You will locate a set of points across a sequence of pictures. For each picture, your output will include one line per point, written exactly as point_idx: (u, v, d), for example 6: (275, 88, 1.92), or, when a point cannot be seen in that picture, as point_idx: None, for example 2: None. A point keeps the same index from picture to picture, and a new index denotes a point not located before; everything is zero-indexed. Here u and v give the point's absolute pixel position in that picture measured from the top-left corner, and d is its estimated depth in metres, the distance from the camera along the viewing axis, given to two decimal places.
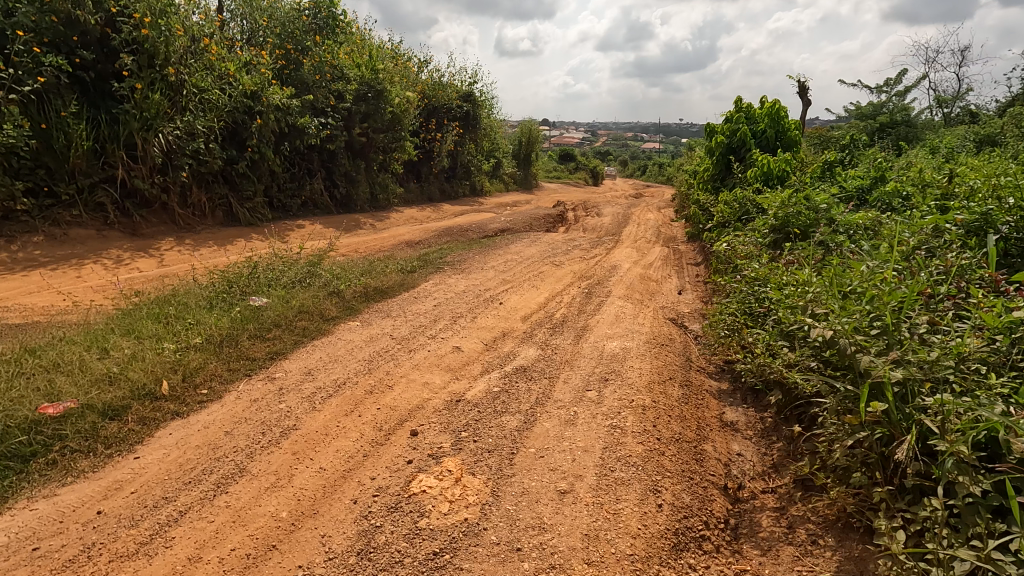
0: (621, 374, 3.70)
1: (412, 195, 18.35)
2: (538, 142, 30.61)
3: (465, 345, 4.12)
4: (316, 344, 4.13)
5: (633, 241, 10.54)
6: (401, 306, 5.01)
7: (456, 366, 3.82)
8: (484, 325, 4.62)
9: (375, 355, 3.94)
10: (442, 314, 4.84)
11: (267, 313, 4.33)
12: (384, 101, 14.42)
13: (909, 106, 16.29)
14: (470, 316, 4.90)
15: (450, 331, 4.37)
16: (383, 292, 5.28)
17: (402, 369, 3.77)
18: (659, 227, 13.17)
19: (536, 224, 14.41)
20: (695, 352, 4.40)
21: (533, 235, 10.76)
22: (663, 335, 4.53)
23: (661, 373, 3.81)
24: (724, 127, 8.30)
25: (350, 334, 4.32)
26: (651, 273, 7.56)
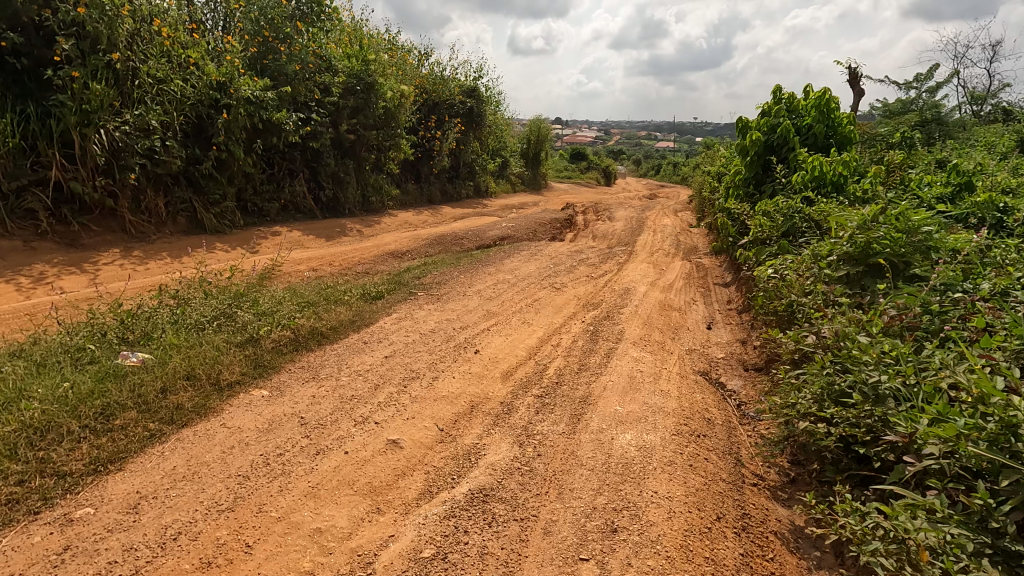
0: (641, 524, 2.39)
1: (410, 196, 17.17)
2: (547, 140, 29.27)
3: (406, 438, 2.96)
4: (179, 439, 2.97)
5: (649, 253, 9.22)
6: (340, 360, 3.77)
7: (382, 484, 2.66)
8: (446, 391, 3.38)
9: (259, 475, 2.69)
10: (393, 373, 3.60)
11: (127, 384, 3.24)
12: (375, 95, 13.19)
13: (944, 103, 14.81)
14: (432, 373, 3.65)
15: (393, 412, 3.17)
16: (318, 337, 4.07)
17: (278, 513, 2.48)
18: (678, 235, 11.83)
19: (540, 230, 13.13)
20: (745, 451, 3.07)
21: (534, 246, 9.48)
22: (696, 418, 3.25)
23: (700, 512, 2.51)
24: (760, 122, 6.95)
25: (241, 417, 3.16)
26: (672, 298, 6.27)
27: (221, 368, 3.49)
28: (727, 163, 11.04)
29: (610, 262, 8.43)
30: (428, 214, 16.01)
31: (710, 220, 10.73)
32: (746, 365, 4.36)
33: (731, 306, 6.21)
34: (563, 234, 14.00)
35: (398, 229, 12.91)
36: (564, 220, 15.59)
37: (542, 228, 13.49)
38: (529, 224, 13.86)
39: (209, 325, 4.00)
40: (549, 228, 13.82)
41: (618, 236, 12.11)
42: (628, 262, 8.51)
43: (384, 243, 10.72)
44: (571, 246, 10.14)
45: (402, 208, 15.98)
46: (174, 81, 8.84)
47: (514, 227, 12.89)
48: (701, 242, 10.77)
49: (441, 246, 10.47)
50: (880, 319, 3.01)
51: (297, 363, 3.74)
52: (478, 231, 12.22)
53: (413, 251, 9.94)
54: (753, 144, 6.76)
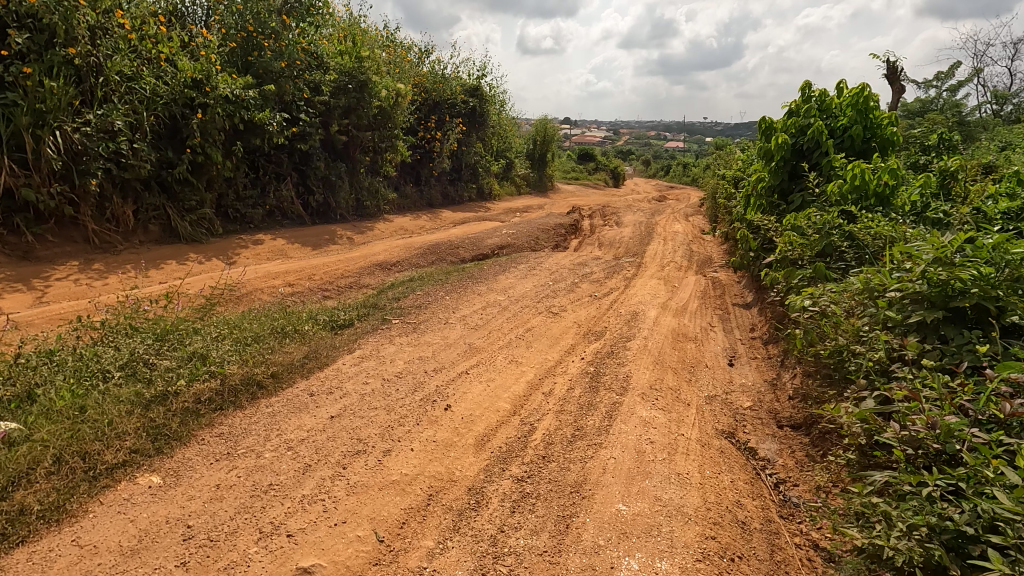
0: None
1: (409, 199, 16.49)
2: (554, 141, 28.50)
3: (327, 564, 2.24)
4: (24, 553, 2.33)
5: (659, 266, 8.41)
6: (266, 437, 3.08)
7: None
8: (391, 479, 2.70)
9: None
10: (332, 449, 2.93)
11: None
12: (368, 95, 12.48)
13: (968, 102, 13.95)
14: (384, 448, 2.91)
15: (321, 516, 2.48)
16: (238, 394, 3.42)
17: None
18: (690, 244, 11.01)
19: (543, 237, 12.35)
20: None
21: (534, 258, 8.70)
22: (722, 527, 2.46)
23: None
24: (788, 122, 6.13)
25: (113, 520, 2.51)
26: (686, 325, 5.49)
27: (93, 444, 2.87)
28: (744, 167, 10.21)
29: (616, 277, 7.64)
30: (426, 219, 15.28)
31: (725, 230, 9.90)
32: (779, 422, 3.58)
33: (754, 335, 5.41)
34: (567, 241, 13.23)
35: (392, 235, 12.20)
36: (569, 225, 14.81)
37: (544, 234, 12.72)
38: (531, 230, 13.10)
39: (98, 381, 3.37)
40: (552, 234, 13.05)
41: (627, 245, 11.31)
42: (637, 277, 7.72)
43: (374, 251, 10.01)
44: (574, 257, 9.35)
45: (400, 212, 15.27)
46: (143, 78, 8.18)
47: (515, 234, 12.14)
48: (716, 253, 9.95)
49: (434, 257, 9.75)
50: (998, 409, 2.21)
51: (205, 435, 3.10)
52: (476, 239, 11.47)
53: (403, 262, 9.23)
54: (780, 149, 5.97)
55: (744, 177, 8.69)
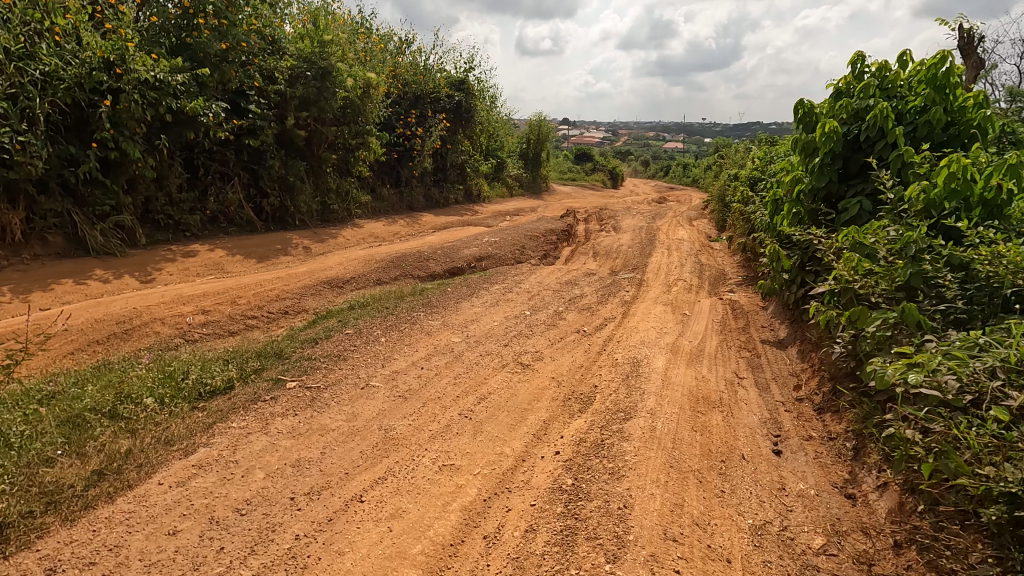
0: None
1: (387, 202, 15.04)
2: (548, 140, 27.08)
3: None
4: None
5: (666, 285, 6.92)
6: None
7: None
8: None
9: None
10: None
11: None
12: (331, 84, 11.00)
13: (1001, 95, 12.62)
14: None
15: None
16: None
17: None
18: (699, 255, 9.53)
19: (530, 246, 10.86)
20: None
21: (515, 274, 7.21)
22: None
23: None
24: (839, 104, 4.65)
25: None
26: (705, 380, 4.02)
27: None
28: (764, 167, 8.75)
29: (613, 301, 6.16)
30: (403, 224, 13.79)
31: (742, 240, 8.42)
32: None
33: (802, 396, 3.93)
34: (558, 250, 11.75)
35: (357, 244, 10.71)
36: (561, 231, 13.34)
37: (532, 242, 11.25)
38: (516, 237, 11.62)
39: None
40: (541, 242, 11.58)
41: (626, 255, 9.82)
42: (639, 302, 6.23)
43: (328, 264, 8.53)
44: (564, 272, 7.86)
45: (374, 217, 13.80)
46: (36, 56, 6.71)
47: (497, 242, 10.65)
48: (731, 269, 8.47)
49: (398, 271, 8.30)
50: None
51: None
52: (453, 247, 10.01)
53: (359, 279, 7.76)
54: (828, 139, 4.54)
55: (771, 177, 7.24)
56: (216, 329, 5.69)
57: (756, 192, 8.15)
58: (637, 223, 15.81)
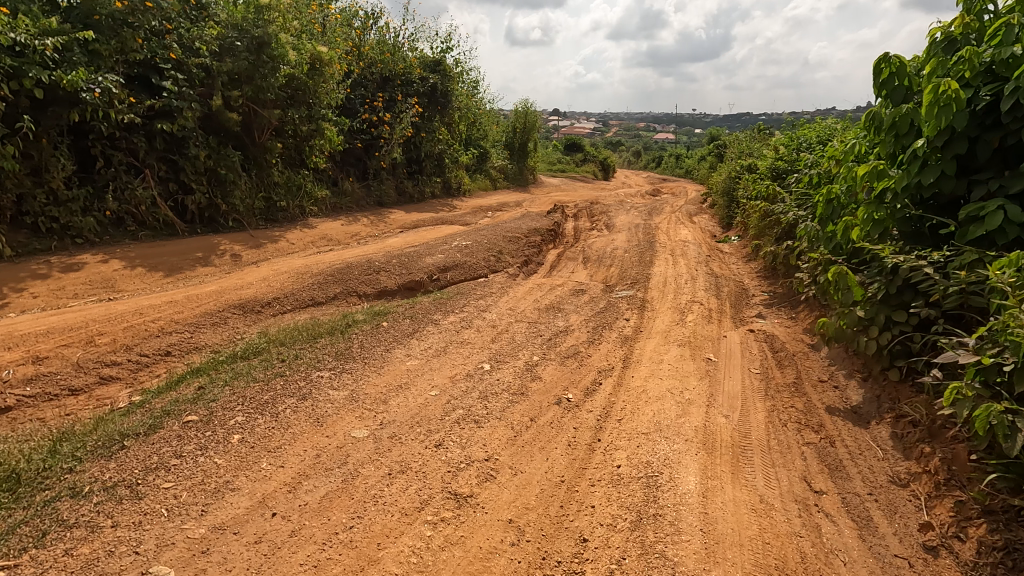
0: None
1: (351, 197, 13.34)
2: (535, 129, 25.38)
3: None
4: None
5: (677, 310, 5.31)
6: None
7: None
8: None
9: None
10: None
11: None
12: (270, 58, 9.24)
13: None
14: None
15: None
16: None
17: None
18: (710, 263, 7.93)
19: (508, 250, 9.21)
20: None
21: (481, 297, 5.58)
22: None
23: None
24: (963, 56, 3.02)
25: None
26: (768, 510, 2.42)
27: None
28: (798, 157, 7.13)
29: (610, 338, 4.54)
30: (367, 223, 12.07)
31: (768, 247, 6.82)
32: None
33: (933, 541, 2.34)
34: (543, 254, 10.12)
35: (302, 250, 9.02)
36: (547, 230, 11.69)
37: (512, 246, 9.59)
38: (493, 238, 9.97)
39: None
40: (523, 245, 9.94)
41: (622, 264, 8.21)
42: (644, 339, 4.61)
43: (250, 278, 6.84)
44: (546, 290, 6.24)
45: (333, 214, 12.08)
46: None
47: (469, 245, 9.02)
48: (752, 283, 6.86)
49: (340, 288, 6.66)
50: None
51: None
52: (415, 253, 8.37)
53: (284, 300, 6.13)
54: (944, 111, 2.97)
55: (819, 168, 5.63)
56: (47, 387, 4.03)
57: (793, 187, 6.51)
58: (632, 220, 14.21)
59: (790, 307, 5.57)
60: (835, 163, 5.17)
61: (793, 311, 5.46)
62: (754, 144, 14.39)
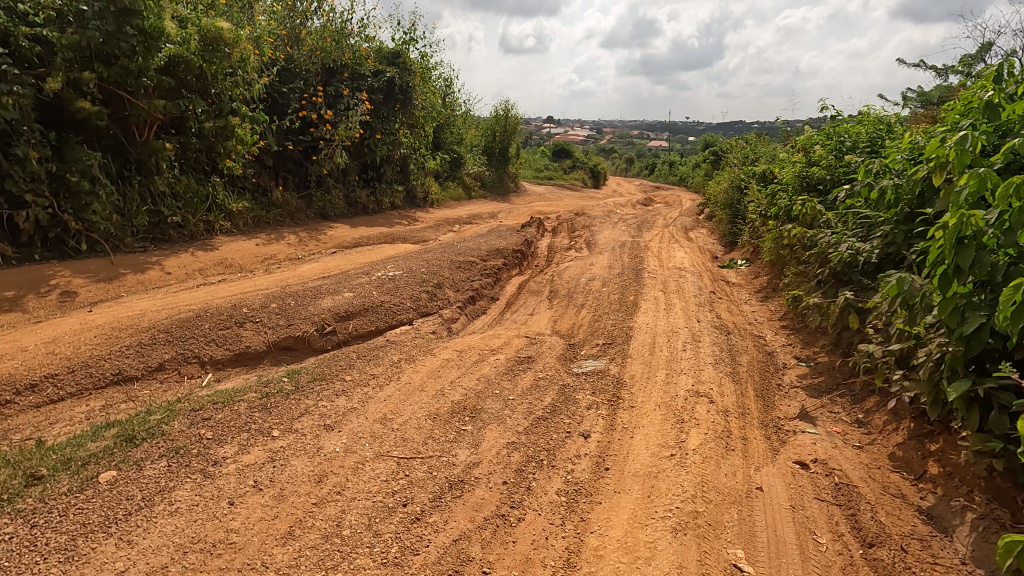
0: None
1: (283, 211, 11.22)
2: (517, 132, 23.35)
3: None
4: None
5: (671, 415, 3.21)
6: None
7: None
8: None
9: None
10: None
11: None
12: (139, 31, 7.14)
13: None
14: None
15: None
16: None
17: None
18: (714, 307, 5.83)
19: (451, 281, 7.09)
20: None
21: (352, 386, 3.46)
22: None
23: None
24: None
25: None
26: None
27: None
28: (847, 161, 5.02)
29: (543, 500, 2.44)
30: (294, 241, 9.93)
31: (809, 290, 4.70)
32: None
33: None
34: (501, 284, 8.02)
35: (176, 284, 6.81)
36: (511, 250, 9.59)
37: (458, 275, 7.47)
38: (436, 263, 7.86)
39: None
40: (475, 272, 7.83)
41: (594, 307, 6.11)
42: (612, 498, 2.48)
43: (35, 335, 4.54)
44: (471, 361, 4.11)
45: (255, 232, 9.95)
46: None
47: (398, 275, 6.89)
48: (779, 345, 4.75)
49: (172, 351, 4.50)
50: None
51: None
52: (319, 288, 6.24)
53: (61, 380, 3.99)
54: None
55: (904, 181, 3.51)
56: None
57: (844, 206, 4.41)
58: (617, 236, 12.11)
59: (856, 405, 3.46)
60: (945, 171, 3.07)
61: (863, 414, 3.35)
62: (760, 149, 12.38)
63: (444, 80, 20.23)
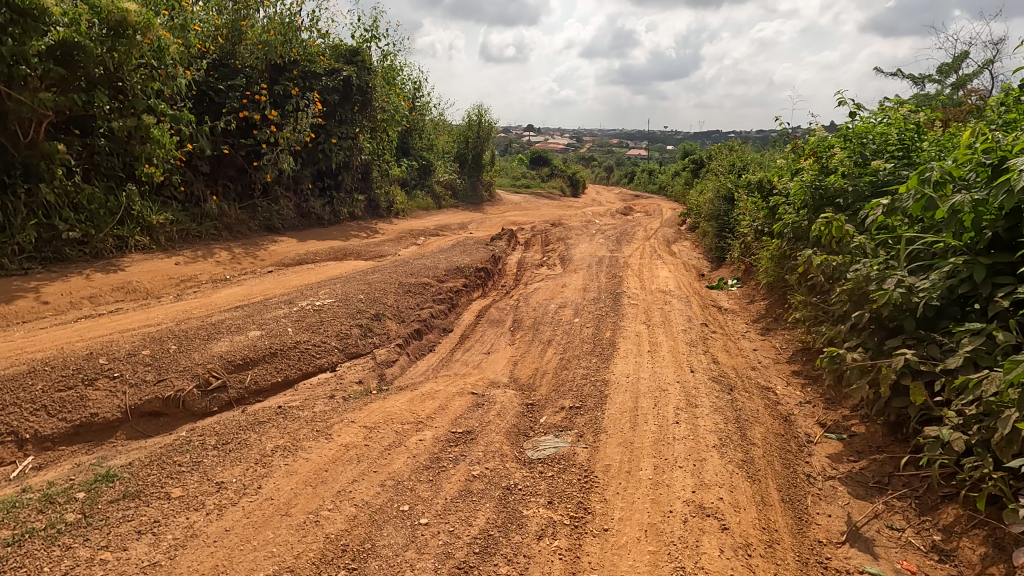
0: None
1: (220, 223, 9.97)
2: (491, 139, 22.32)
3: None
4: None
5: (659, 556, 2.14)
6: None
7: None
8: None
9: None
10: None
11: None
12: (10, 8, 6.04)
13: None
14: None
15: None
16: None
17: None
18: (708, 345, 4.78)
19: (392, 312, 5.92)
20: None
21: (180, 523, 2.30)
22: None
23: None
24: None
25: None
26: None
27: None
28: (880, 165, 4.00)
29: None
30: (225, 259, 8.69)
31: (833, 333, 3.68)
32: None
33: None
34: (458, 311, 6.90)
35: (50, 317, 5.54)
36: (474, 268, 8.47)
37: (404, 302, 6.31)
38: (380, 286, 6.70)
39: None
40: (425, 298, 6.67)
41: (562, 346, 5.02)
42: None
43: None
44: (384, 442, 2.98)
45: (180, 248, 8.69)
46: None
47: (328, 304, 5.70)
48: (794, 403, 3.72)
49: None
50: None
51: None
52: (221, 322, 5.04)
53: None
54: None
55: (998, 190, 2.45)
56: None
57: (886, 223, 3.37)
58: (594, 250, 11.08)
59: (924, 516, 2.42)
60: None
61: (941, 537, 2.30)
62: (748, 157, 11.48)
63: (413, 83, 19.12)
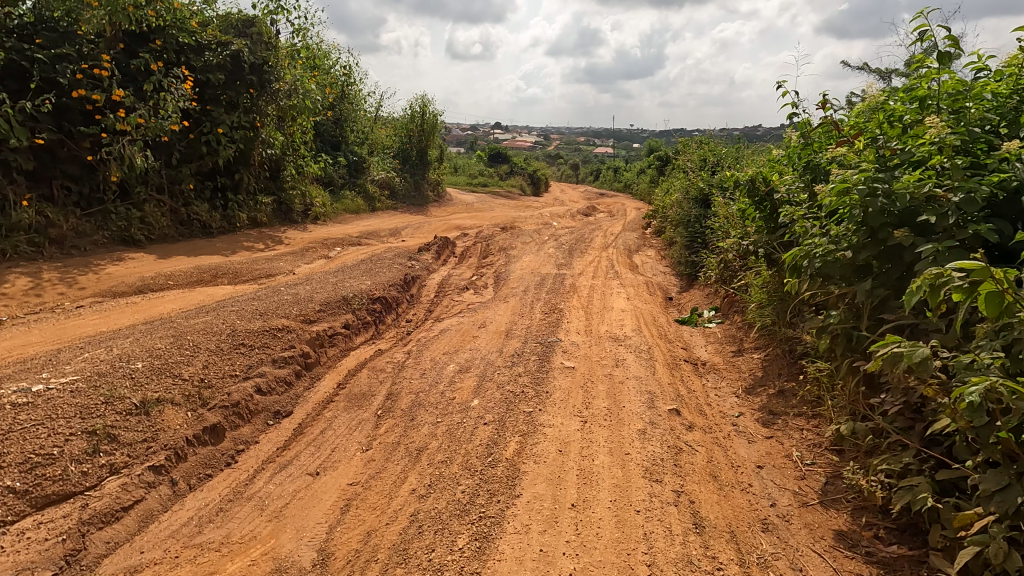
0: None
1: (37, 238, 7.54)
2: (436, 132, 19.98)
3: None
4: None
5: None
6: None
7: None
8: None
9: None
10: None
11: None
12: None
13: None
14: None
15: None
16: None
17: None
18: (683, 469, 2.76)
19: (181, 394, 3.67)
20: None
21: None
22: None
23: None
24: None
25: None
26: None
27: None
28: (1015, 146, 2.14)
29: None
30: (20, 288, 6.29)
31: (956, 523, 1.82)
32: None
33: None
34: (319, 372, 4.70)
35: None
36: (369, 299, 6.27)
37: (215, 372, 4.06)
38: (192, 340, 4.41)
39: None
40: (260, 357, 4.41)
41: (434, 468, 2.89)
42: None
43: None
44: None
45: None
46: None
47: (62, 386, 3.41)
48: None
49: None
50: None
51: None
52: None
53: None
54: None
55: None
56: None
57: None
58: (539, 265, 8.97)
59: None
60: None
61: None
62: (725, 152, 9.55)
63: (341, 67, 16.65)
